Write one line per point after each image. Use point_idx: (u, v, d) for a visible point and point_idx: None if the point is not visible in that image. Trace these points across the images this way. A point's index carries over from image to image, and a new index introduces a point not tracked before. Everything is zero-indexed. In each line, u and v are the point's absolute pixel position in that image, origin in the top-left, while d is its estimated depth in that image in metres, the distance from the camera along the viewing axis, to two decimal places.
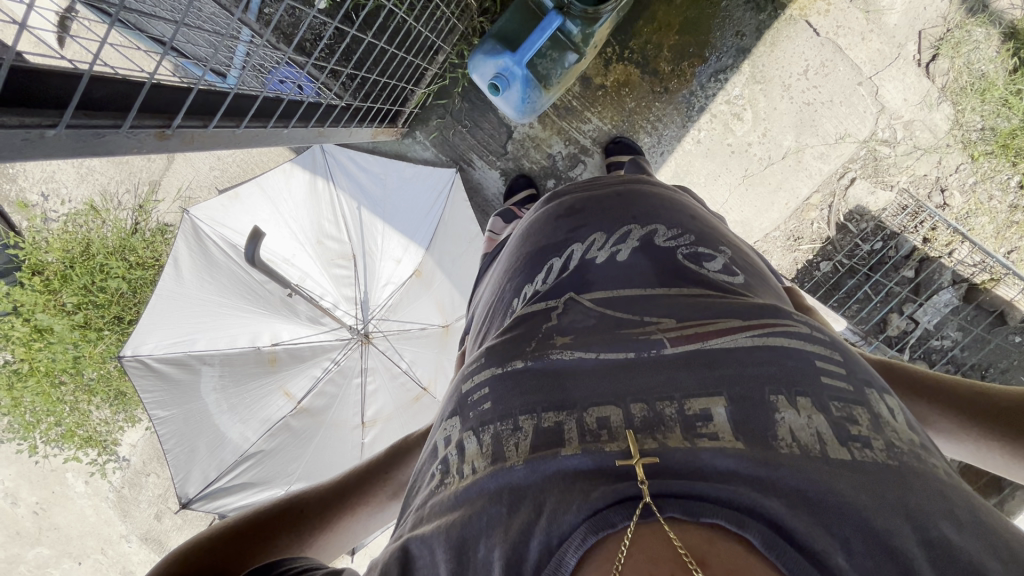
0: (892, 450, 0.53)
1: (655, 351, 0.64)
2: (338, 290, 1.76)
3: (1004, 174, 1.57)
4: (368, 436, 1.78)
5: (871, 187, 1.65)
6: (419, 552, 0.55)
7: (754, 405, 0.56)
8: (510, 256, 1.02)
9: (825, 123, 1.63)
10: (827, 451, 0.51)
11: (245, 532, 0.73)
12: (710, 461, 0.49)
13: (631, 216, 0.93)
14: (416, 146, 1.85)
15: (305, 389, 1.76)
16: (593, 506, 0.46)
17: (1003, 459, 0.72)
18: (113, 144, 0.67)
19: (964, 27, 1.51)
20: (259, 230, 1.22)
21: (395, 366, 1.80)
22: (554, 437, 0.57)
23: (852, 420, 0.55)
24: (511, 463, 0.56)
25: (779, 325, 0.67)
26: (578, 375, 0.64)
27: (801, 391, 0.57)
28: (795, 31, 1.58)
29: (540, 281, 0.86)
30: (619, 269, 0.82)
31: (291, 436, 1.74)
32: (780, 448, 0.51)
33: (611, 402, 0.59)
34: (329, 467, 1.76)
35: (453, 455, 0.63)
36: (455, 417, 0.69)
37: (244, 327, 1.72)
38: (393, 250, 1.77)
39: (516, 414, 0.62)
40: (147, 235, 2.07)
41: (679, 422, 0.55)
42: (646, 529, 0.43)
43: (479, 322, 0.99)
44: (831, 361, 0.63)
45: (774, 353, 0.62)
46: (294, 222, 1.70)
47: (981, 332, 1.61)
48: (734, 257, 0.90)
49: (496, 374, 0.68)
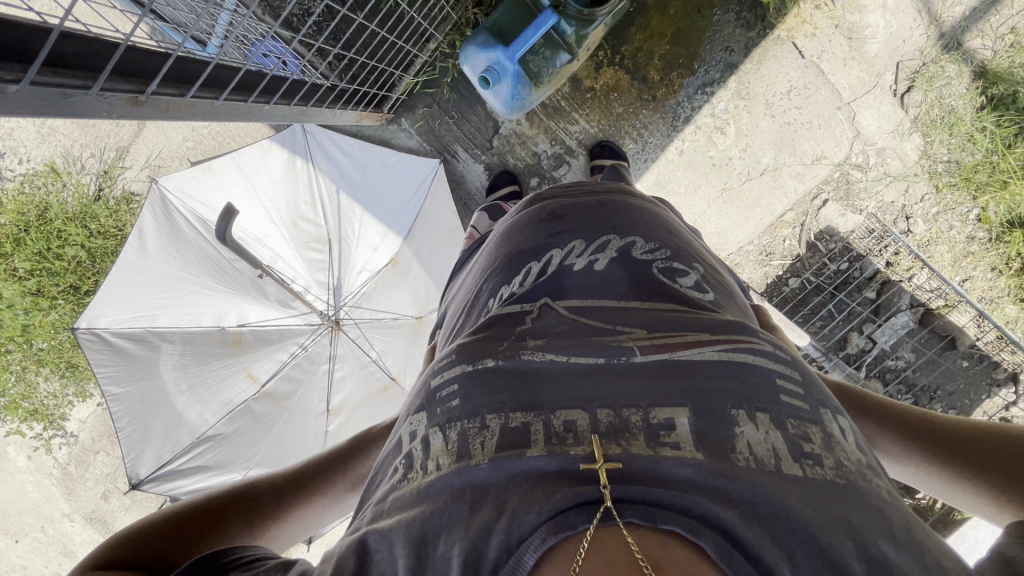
0: (842, 468, 0.55)
1: (625, 358, 0.65)
2: (311, 274, 1.72)
3: (965, 207, 1.64)
4: (332, 424, 1.75)
5: (841, 209, 1.70)
6: (377, 546, 0.54)
7: (716, 417, 0.57)
8: (489, 255, 1.02)
9: (804, 143, 1.68)
10: (780, 466, 0.53)
11: (197, 516, 0.71)
12: (669, 470, 0.50)
13: (611, 226, 0.93)
14: (400, 133, 1.82)
15: (270, 372, 1.72)
16: (553, 508, 0.46)
17: (940, 481, 0.75)
18: (78, 105, 0.65)
19: (938, 63, 1.58)
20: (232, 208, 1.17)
21: (364, 356, 1.77)
22: (520, 437, 0.57)
23: (806, 438, 0.56)
24: (476, 462, 0.56)
25: (745, 342, 0.68)
26: (547, 378, 0.64)
27: (761, 407, 0.59)
28: (782, 51, 1.62)
29: (517, 283, 0.86)
30: (594, 278, 0.83)
31: (252, 420, 1.69)
32: (738, 460, 0.53)
33: (578, 405, 0.59)
34: (290, 455, 1.72)
35: (418, 450, 0.62)
36: (422, 412, 0.68)
37: (209, 305, 1.67)
38: (370, 237, 1.74)
39: (484, 412, 0.61)
40: (110, 203, 1.98)
41: (643, 429, 0.56)
42: (605, 531, 0.43)
43: (453, 318, 0.98)
44: (791, 379, 0.64)
45: (737, 369, 0.63)
46: (269, 201, 1.66)
47: (933, 355, 1.69)
48: (707, 274, 0.91)
49: (465, 371, 0.68)
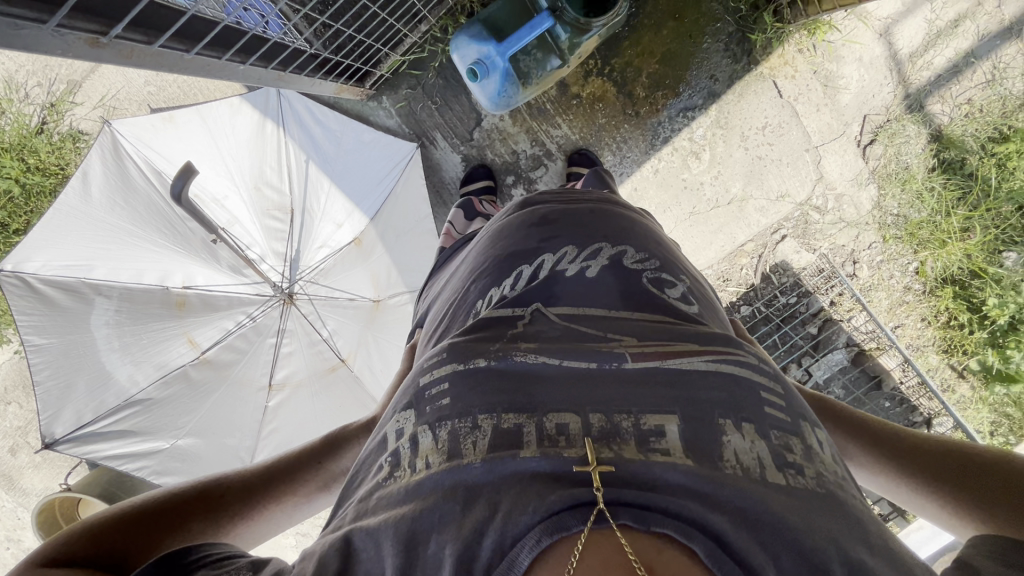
0: (821, 478, 0.57)
1: (616, 364, 0.66)
2: (268, 242, 1.66)
3: (906, 259, 1.75)
4: (274, 400, 1.68)
5: (797, 246, 1.78)
6: (363, 545, 0.54)
7: (704, 425, 0.58)
8: (478, 257, 1.00)
9: (771, 178, 1.74)
10: (766, 476, 0.54)
11: (155, 514, 0.68)
12: (662, 475, 0.50)
13: (602, 235, 0.93)
14: (379, 111, 1.77)
15: (213, 340, 1.64)
16: (549, 508, 0.46)
17: (907, 493, 0.79)
18: (30, 38, 0.61)
19: (901, 121, 1.68)
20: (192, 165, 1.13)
21: (314, 332, 1.71)
22: (512, 439, 0.57)
23: (788, 449, 0.59)
24: (468, 461, 0.55)
25: (731, 354, 0.70)
26: (539, 381, 0.64)
27: (746, 419, 0.60)
28: (762, 88, 1.67)
29: (508, 287, 0.85)
30: (585, 285, 0.83)
31: (187, 387, 1.61)
32: (727, 469, 0.54)
33: (569, 409, 0.60)
34: (226, 427, 1.64)
35: (406, 448, 0.62)
36: (409, 410, 0.67)
37: (154, 262, 1.58)
38: (336, 213, 1.68)
39: (476, 411, 0.61)
40: (54, 138, 1.84)
41: (634, 435, 0.56)
42: (599, 535, 0.44)
43: (438, 317, 0.96)
44: (775, 395, 0.66)
45: (725, 379, 0.65)
46: (232, 160, 1.58)
47: (860, 394, 1.79)
48: (691, 287, 0.92)
49: (457, 371, 0.67)
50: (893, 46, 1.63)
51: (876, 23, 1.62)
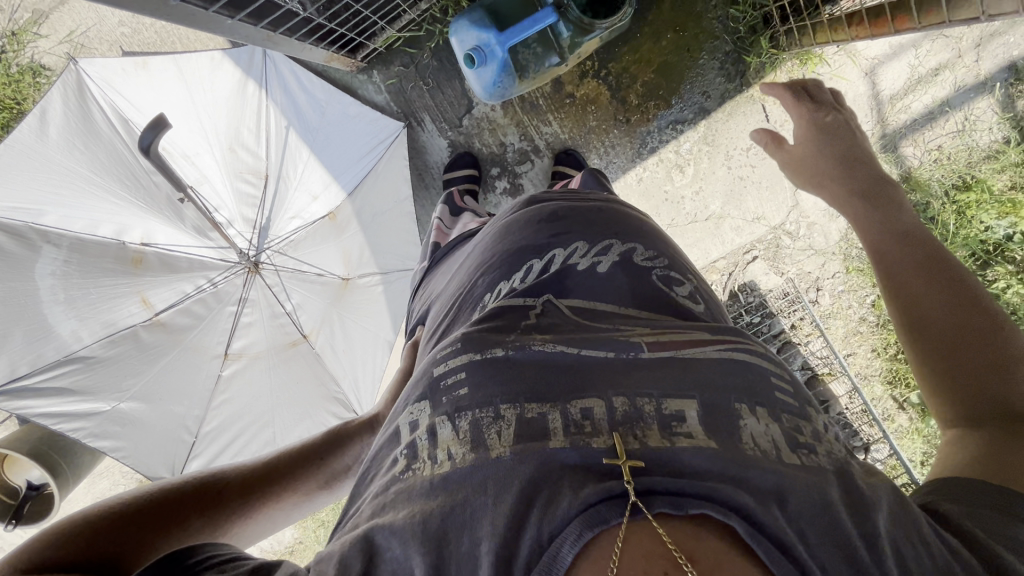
0: (836, 458, 0.56)
1: (633, 354, 0.65)
2: (238, 207, 1.61)
3: (865, 291, 1.83)
4: (228, 368, 1.62)
5: (767, 268, 1.83)
6: (387, 544, 0.53)
7: (723, 411, 0.57)
8: (483, 251, 0.98)
9: (749, 200, 1.78)
10: (782, 457, 0.53)
11: (155, 512, 0.73)
12: (686, 460, 0.49)
13: (613, 232, 0.93)
14: (368, 86, 1.72)
15: (168, 302, 1.59)
16: (585, 501, 0.45)
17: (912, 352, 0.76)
18: None
19: (875, 159, 1.74)
20: (163, 120, 1.07)
21: (278, 305, 1.66)
22: (539, 429, 0.56)
23: (798, 430, 0.58)
24: (497, 453, 0.55)
25: (742, 342, 0.71)
26: (556, 369, 0.63)
27: (759, 402, 0.60)
28: (751, 110, 1.70)
29: (518, 281, 0.84)
30: (597, 281, 0.82)
31: (136, 348, 1.54)
32: (747, 450, 0.52)
33: (592, 393, 0.59)
34: (173, 393, 1.57)
35: (423, 440, 0.61)
36: (425, 401, 0.66)
37: (111, 214, 1.51)
38: (313, 184, 1.63)
39: (497, 401, 0.60)
40: (12, 71, 1.72)
41: (656, 420, 0.55)
42: (637, 528, 0.43)
43: (441, 313, 0.95)
44: (784, 380, 0.67)
45: (740, 365, 0.65)
46: (207, 118, 1.53)
47: None
48: (699, 286, 0.92)
49: (473, 361, 0.66)
50: (877, 86, 1.70)
51: (863, 62, 1.67)
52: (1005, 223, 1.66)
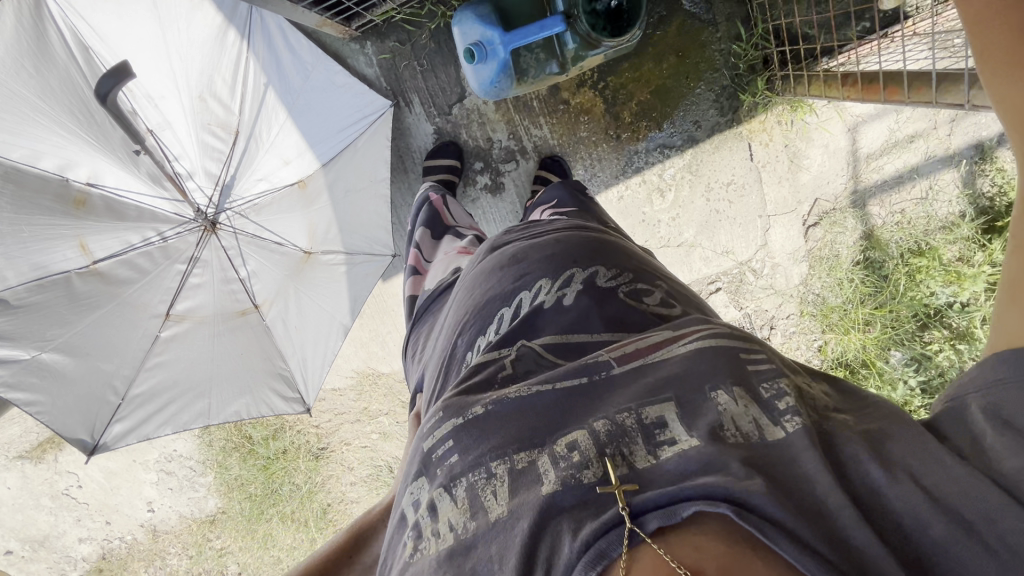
0: (813, 420, 0.61)
1: (604, 373, 0.66)
2: (201, 159, 1.52)
3: (814, 336, 1.90)
4: (167, 330, 1.54)
5: (728, 300, 1.89)
6: None
7: (697, 404, 0.60)
8: (453, 311, 0.96)
9: (721, 234, 1.81)
10: (763, 437, 0.57)
11: None
12: (674, 466, 0.53)
13: (572, 258, 0.91)
14: (359, 56, 1.65)
15: (110, 250, 1.49)
16: (584, 540, 0.47)
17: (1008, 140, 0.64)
18: None
19: (844, 213, 1.80)
20: (124, 68, 0.99)
21: (231, 271, 1.58)
22: (533, 479, 0.56)
23: (779, 397, 0.62)
24: (497, 514, 0.55)
25: (701, 329, 0.73)
26: (541, 412, 0.62)
27: (735, 382, 0.62)
28: (736, 146, 1.72)
29: (493, 334, 0.83)
30: (568, 315, 0.81)
31: (67, 295, 1.44)
32: (729, 438, 0.56)
33: (577, 423, 0.60)
34: (105, 348, 1.48)
35: (425, 519, 0.59)
36: (422, 476, 0.63)
37: (57, 147, 1.40)
38: (284, 148, 1.54)
39: (487, 460, 0.59)
40: None
41: (640, 431, 0.58)
42: (638, 552, 0.45)
43: (431, 380, 0.92)
44: (755, 354, 0.69)
45: (711, 351, 0.67)
46: (178, 60, 1.42)
47: None
48: (669, 288, 0.93)
49: (456, 426, 0.63)
50: (857, 143, 1.74)
51: (849, 118, 1.71)
52: (949, 292, 1.73)
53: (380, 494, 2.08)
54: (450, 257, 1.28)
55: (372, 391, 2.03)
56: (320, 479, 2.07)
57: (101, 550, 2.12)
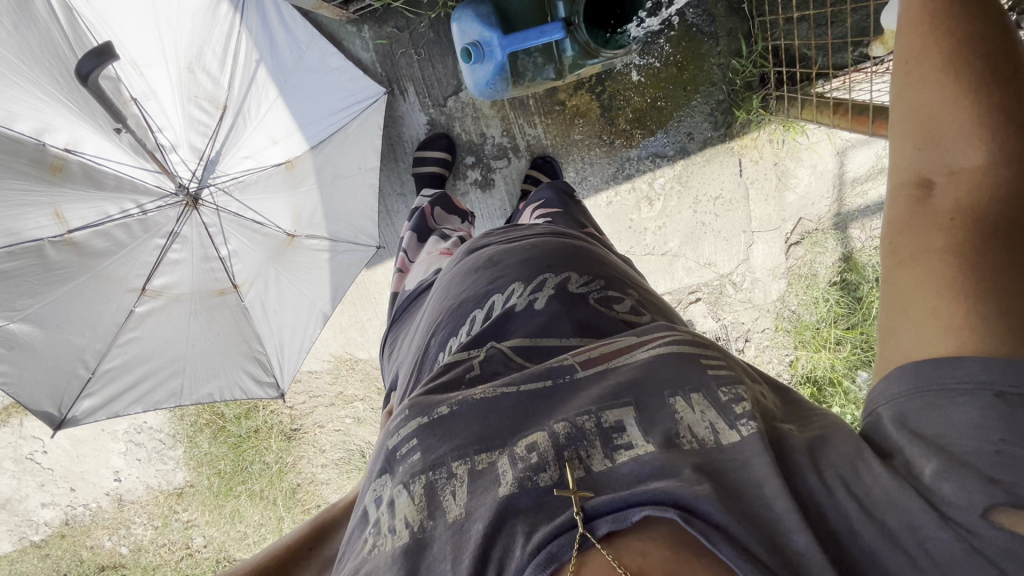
0: (767, 420, 0.62)
1: (568, 376, 0.67)
2: (186, 132, 1.49)
3: (787, 352, 1.92)
4: (142, 306, 1.51)
5: (706, 311, 1.92)
6: None
7: (656, 408, 0.61)
8: (430, 312, 0.97)
9: (705, 245, 1.84)
10: (720, 441, 0.58)
11: None
12: (629, 473, 0.54)
13: (546, 263, 0.91)
14: (356, 40, 1.62)
15: (85, 221, 1.45)
16: (536, 543, 0.49)
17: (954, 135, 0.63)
18: None
19: (824, 233, 1.82)
20: (108, 49, 0.96)
21: (210, 250, 1.55)
22: (491, 480, 0.57)
23: (737, 401, 0.63)
24: (455, 516, 0.56)
25: (668, 335, 0.74)
26: (503, 413, 0.63)
27: (694, 388, 0.63)
28: (726, 161, 1.73)
29: (465, 334, 0.83)
30: (538, 320, 0.81)
31: (39, 265, 1.41)
32: (683, 445, 0.57)
33: (535, 427, 0.61)
34: (78, 323, 1.46)
35: (384, 513, 0.59)
36: (386, 475, 0.63)
37: (34, 110, 1.35)
38: (274, 127, 1.51)
39: (448, 460, 0.59)
40: None
41: (598, 434, 0.59)
42: (588, 556, 0.47)
43: (406, 376, 0.92)
44: (716, 361, 0.70)
45: (676, 360, 0.68)
46: (166, 27, 1.37)
47: None
48: (641, 297, 0.94)
49: (423, 425, 0.63)
50: (844, 166, 1.76)
51: (839, 141, 1.73)
52: None
53: (350, 479, 2.07)
54: (431, 258, 1.27)
55: (348, 375, 2.03)
56: (291, 458, 2.08)
57: (64, 516, 2.11)
